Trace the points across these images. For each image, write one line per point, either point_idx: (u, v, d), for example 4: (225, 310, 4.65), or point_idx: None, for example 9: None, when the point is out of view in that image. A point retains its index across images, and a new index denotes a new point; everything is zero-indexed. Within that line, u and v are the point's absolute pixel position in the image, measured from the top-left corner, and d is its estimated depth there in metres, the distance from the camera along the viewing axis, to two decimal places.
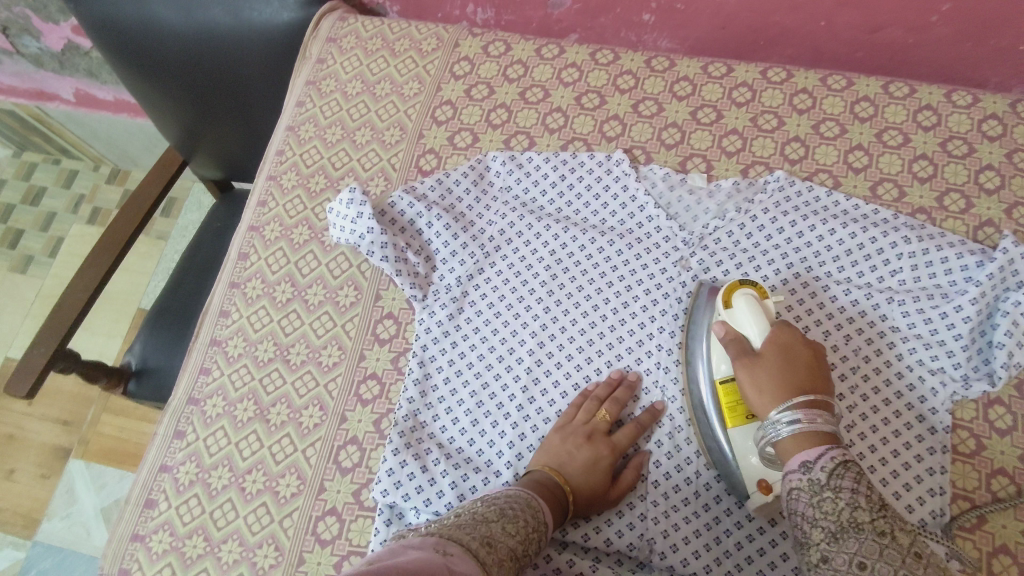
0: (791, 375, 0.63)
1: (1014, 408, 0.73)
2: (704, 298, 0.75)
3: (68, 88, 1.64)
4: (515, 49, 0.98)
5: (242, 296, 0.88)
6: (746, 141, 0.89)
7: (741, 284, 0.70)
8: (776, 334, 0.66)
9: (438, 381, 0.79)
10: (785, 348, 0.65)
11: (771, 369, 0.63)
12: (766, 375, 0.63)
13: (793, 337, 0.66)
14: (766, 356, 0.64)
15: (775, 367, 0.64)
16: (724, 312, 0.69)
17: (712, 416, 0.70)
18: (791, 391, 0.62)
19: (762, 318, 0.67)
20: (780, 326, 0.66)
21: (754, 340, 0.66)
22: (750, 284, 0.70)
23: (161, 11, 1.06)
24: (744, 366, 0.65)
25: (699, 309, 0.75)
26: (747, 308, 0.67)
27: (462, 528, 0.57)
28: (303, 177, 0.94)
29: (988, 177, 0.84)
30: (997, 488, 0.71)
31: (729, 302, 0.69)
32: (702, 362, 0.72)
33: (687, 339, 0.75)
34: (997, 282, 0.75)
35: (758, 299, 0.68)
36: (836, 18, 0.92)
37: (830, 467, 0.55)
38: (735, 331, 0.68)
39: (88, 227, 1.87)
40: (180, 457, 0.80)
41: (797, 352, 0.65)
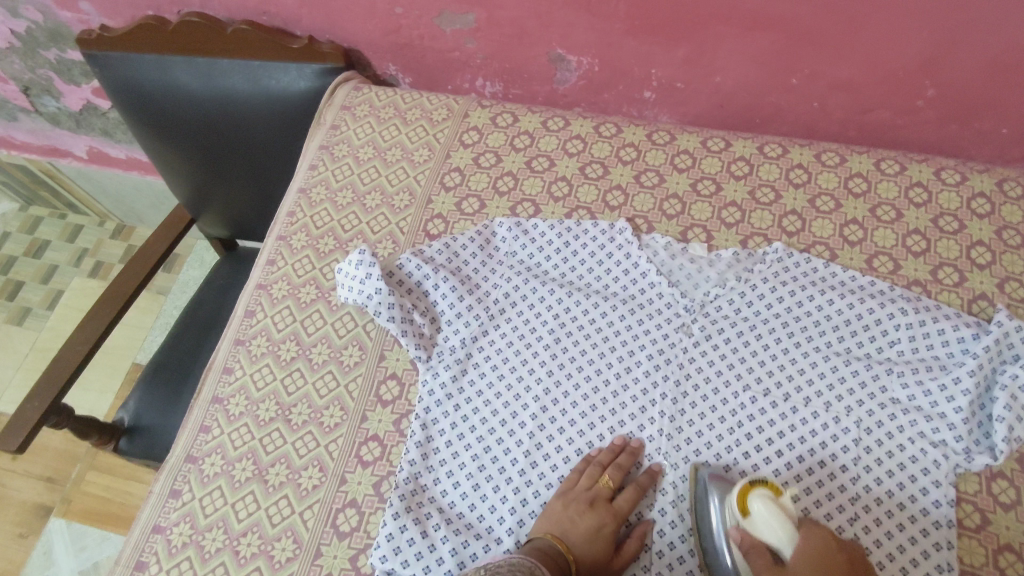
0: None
1: (1016, 481, 0.74)
2: (708, 484, 0.72)
3: (80, 146, 1.68)
4: (522, 120, 1.02)
5: (247, 353, 0.88)
6: (745, 214, 0.91)
7: (754, 485, 0.67)
8: (804, 542, 0.63)
9: (440, 445, 0.78)
10: (819, 560, 0.62)
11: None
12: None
13: (822, 541, 0.63)
14: (795, 570, 0.62)
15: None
16: (742, 520, 0.66)
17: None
18: None
19: (786, 524, 0.64)
20: (811, 538, 0.64)
21: (781, 552, 0.63)
22: (762, 483, 0.68)
23: (183, 76, 1.12)
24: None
25: (704, 497, 0.71)
26: (765, 512, 0.64)
27: None
28: (312, 238, 0.96)
29: (980, 253, 0.86)
30: (1005, 565, 0.70)
31: (745, 504, 0.66)
32: (720, 534, 0.68)
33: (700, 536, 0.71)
34: (992, 356, 0.77)
35: (774, 499, 0.65)
36: (829, 100, 0.97)
37: None
38: (754, 538, 0.65)
39: (89, 281, 1.88)
40: (174, 517, 0.79)
41: (832, 559, 0.62)
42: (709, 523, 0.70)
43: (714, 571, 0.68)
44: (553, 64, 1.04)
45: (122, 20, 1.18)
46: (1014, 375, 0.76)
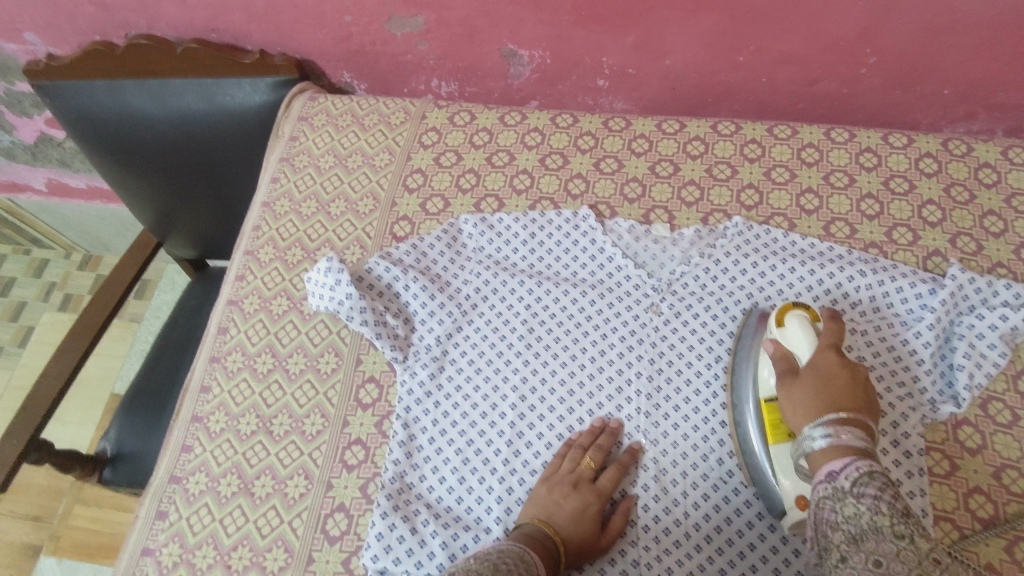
0: (827, 394, 0.66)
1: (980, 427, 0.76)
2: (753, 324, 0.79)
3: (39, 179, 1.65)
4: (479, 118, 1.03)
5: (223, 369, 0.88)
6: (704, 191, 0.94)
7: (794, 307, 0.74)
8: (817, 357, 0.69)
9: (422, 442, 0.79)
10: (823, 374, 0.67)
11: (808, 392, 0.66)
12: (801, 396, 0.67)
13: (835, 360, 0.68)
14: (805, 376, 0.68)
15: (809, 391, 0.66)
16: (776, 331, 0.74)
17: (750, 424, 0.73)
18: (827, 406, 0.65)
19: (811, 339, 0.70)
20: (826, 350, 0.69)
21: (801, 355, 0.70)
22: (804, 307, 0.74)
23: (137, 100, 1.12)
24: (785, 383, 0.69)
25: (748, 332, 0.79)
26: (797, 326, 0.72)
27: None
28: (280, 250, 0.96)
29: (931, 211, 0.89)
30: (976, 507, 0.73)
31: (781, 321, 0.73)
32: (748, 377, 0.75)
33: (732, 378, 0.77)
34: (949, 308, 0.80)
35: (809, 320, 0.72)
36: (776, 74, 0.99)
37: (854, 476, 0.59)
38: (783, 348, 0.72)
39: (59, 314, 1.86)
40: (163, 539, 0.79)
41: (839, 379, 0.67)
42: (744, 365, 0.76)
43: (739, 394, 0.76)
44: (505, 60, 1.05)
45: (70, 48, 1.17)
46: (970, 325, 0.79)
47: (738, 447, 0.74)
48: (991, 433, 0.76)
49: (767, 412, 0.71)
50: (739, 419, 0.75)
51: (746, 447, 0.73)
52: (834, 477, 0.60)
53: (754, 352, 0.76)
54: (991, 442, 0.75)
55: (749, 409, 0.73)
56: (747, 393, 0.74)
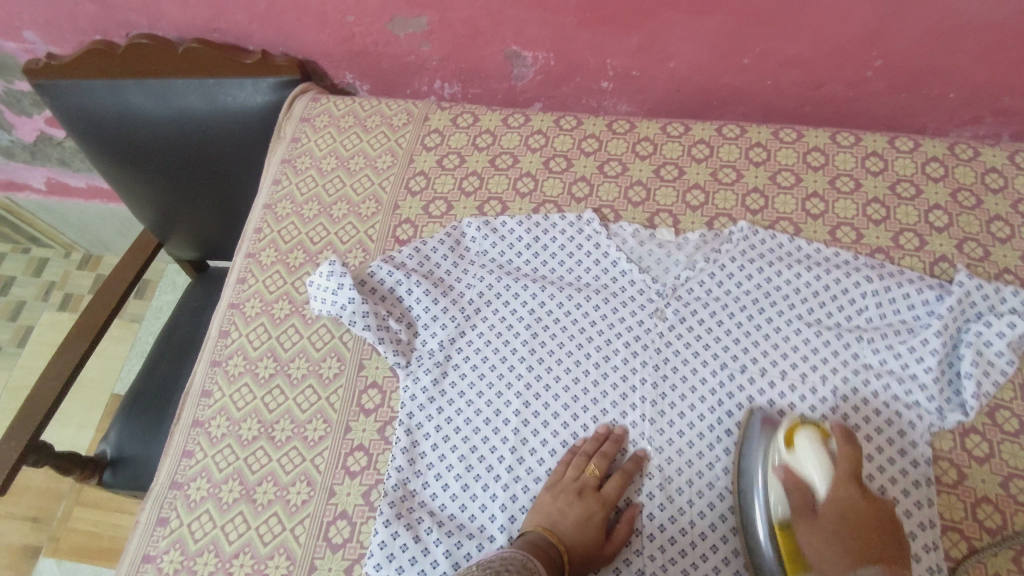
0: (851, 549, 0.60)
1: (988, 435, 0.76)
2: (757, 427, 0.74)
3: (39, 178, 1.64)
4: (483, 120, 1.02)
5: (224, 374, 0.88)
6: (709, 195, 0.93)
7: (803, 425, 0.69)
8: (834, 492, 0.63)
9: (425, 449, 0.79)
10: (845, 519, 0.62)
11: (830, 539, 0.61)
12: (823, 546, 0.61)
13: (852, 497, 0.63)
14: (824, 518, 0.62)
15: (830, 546, 0.61)
16: (787, 455, 0.69)
17: (757, 523, 0.68)
18: (858, 566, 0.59)
19: (824, 464, 0.65)
20: (845, 482, 0.64)
21: (817, 489, 0.65)
22: (812, 424, 0.69)
23: (137, 100, 1.11)
24: (804, 527, 0.63)
25: (752, 438, 0.73)
26: (810, 452, 0.66)
27: None
28: (282, 253, 0.96)
29: (938, 216, 0.89)
30: (984, 516, 0.72)
31: (792, 443, 0.69)
32: (757, 503, 0.69)
33: (737, 490, 0.72)
34: (956, 315, 0.79)
35: (821, 442, 0.67)
36: (782, 77, 0.98)
37: None
38: (797, 476, 0.66)
39: (59, 314, 1.85)
40: (163, 545, 0.78)
41: (861, 515, 0.62)
42: (751, 479, 0.71)
43: (750, 536, 0.69)
44: (509, 62, 1.04)
45: (69, 47, 1.15)
46: (978, 332, 0.79)
47: (746, 552, 0.69)
48: (998, 441, 0.75)
49: (783, 541, 0.66)
50: (749, 521, 0.69)
51: (757, 562, 0.68)
52: None
53: (761, 462, 0.70)
54: (998, 450, 0.75)
55: (758, 529, 0.68)
56: (755, 506, 0.69)
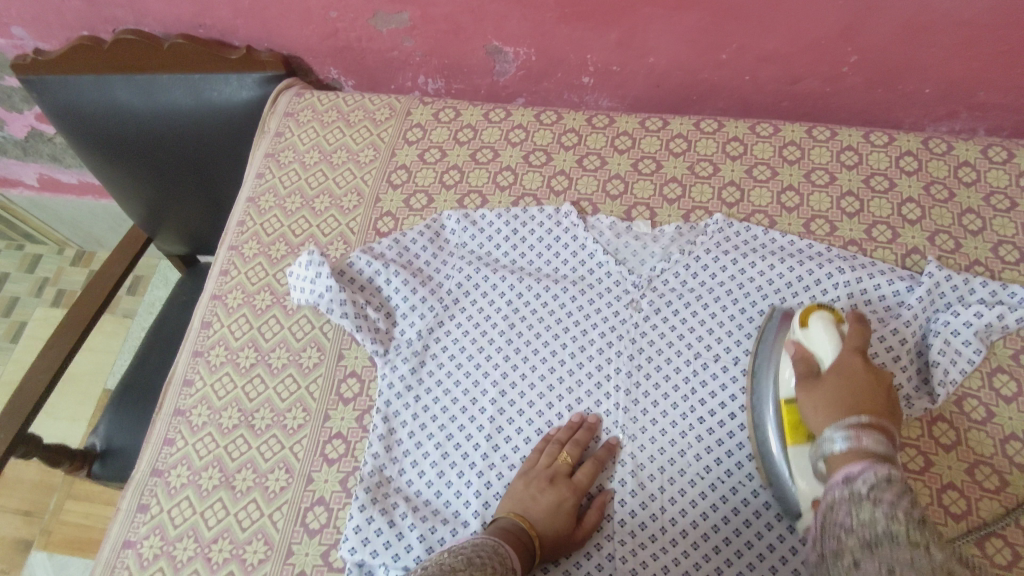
0: (848, 397, 0.64)
1: (955, 423, 0.77)
2: (775, 323, 0.78)
3: (30, 174, 1.66)
4: (464, 114, 1.03)
5: (206, 364, 0.89)
6: (686, 188, 0.94)
7: (819, 308, 0.73)
8: (840, 359, 0.67)
9: (402, 436, 0.80)
10: (846, 377, 0.66)
11: (832, 393, 0.65)
12: (821, 398, 0.65)
13: (859, 364, 0.67)
14: (825, 379, 0.66)
15: (831, 389, 0.65)
16: (801, 334, 0.72)
17: (767, 429, 0.72)
18: (846, 410, 0.63)
19: (836, 339, 0.69)
20: (851, 351, 0.68)
21: (824, 359, 0.69)
22: (828, 309, 0.73)
23: (124, 95, 1.12)
24: (805, 387, 0.67)
25: (768, 331, 0.78)
26: (822, 328, 0.70)
27: None
28: (264, 245, 0.97)
29: (910, 209, 0.90)
30: (949, 502, 0.73)
31: (807, 321, 0.72)
32: (768, 390, 0.73)
33: (753, 382, 0.76)
34: (926, 305, 0.81)
35: (834, 323, 0.71)
36: (759, 72, 0.99)
37: (873, 480, 0.54)
38: (807, 350, 0.71)
39: (52, 309, 1.86)
40: (144, 531, 0.79)
41: (859, 378, 0.66)
42: (765, 367, 0.75)
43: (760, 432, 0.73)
44: (491, 57, 1.06)
45: (58, 42, 1.17)
46: (947, 321, 0.80)
47: (760, 463, 0.73)
48: (965, 429, 0.77)
49: (788, 413, 0.70)
50: (759, 413, 0.74)
51: (764, 453, 0.72)
52: (850, 480, 0.56)
53: (773, 355, 0.75)
54: (965, 438, 0.76)
55: (767, 414, 0.73)
56: (766, 401, 0.73)
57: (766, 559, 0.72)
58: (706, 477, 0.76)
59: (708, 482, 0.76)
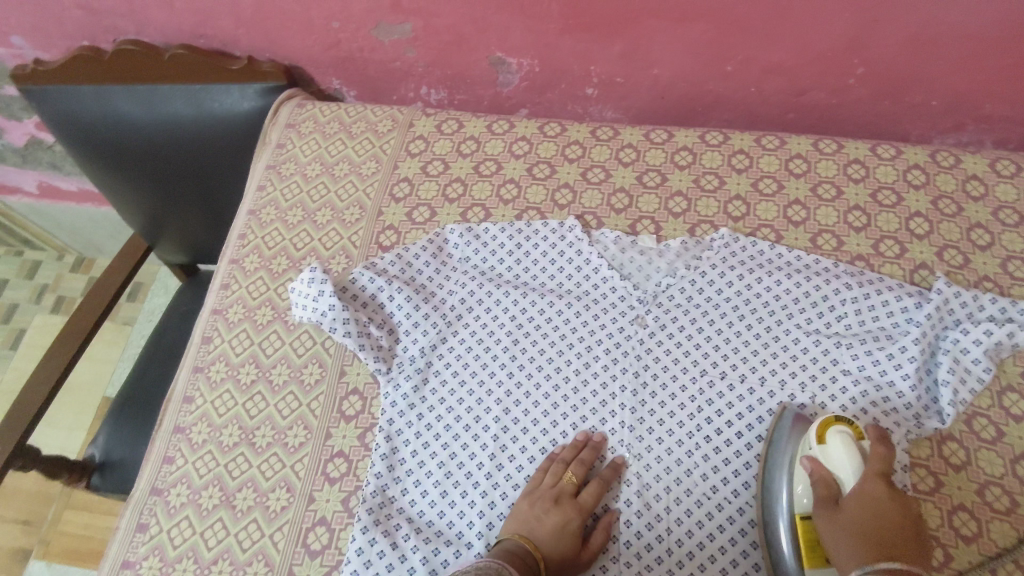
0: (872, 532, 0.62)
1: (964, 443, 0.76)
2: (787, 425, 0.74)
3: (30, 181, 1.65)
4: (467, 126, 1.03)
5: (206, 380, 0.88)
6: (691, 202, 0.93)
7: (837, 421, 0.70)
8: (860, 486, 0.65)
9: (405, 455, 0.79)
10: (872, 512, 0.63)
11: (854, 524, 0.63)
12: (845, 536, 0.63)
13: (881, 495, 0.64)
14: (847, 513, 0.64)
15: (856, 528, 0.63)
16: (817, 448, 0.69)
17: (778, 535, 0.69)
18: (875, 548, 0.61)
19: (857, 466, 0.66)
20: (872, 477, 0.65)
21: (845, 485, 0.66)
22: (846, 421, 0.70)
23: (124, 106, 1.11)
24: (825, 516, 0.65)
25: (779, 432, 0.74)
26: (841, 446, 0.68)
27: None
28: (265, 259, 0.96)
29: (918, 224, 0.89)
30: (959, 524, 0.72)
31: (823, 436, 0.69)
32: (780, 490, 0.70)
33: (763, 484, 0.72)
34: (935, 322, 0.80)
35: (853, 439, 0.68)
36: (765, 84, 0.99)
37: None
38: (823, 467, 0.68)
39: (52, 317, 1.85)
40: (143, 551, 0.78)
41: (886, 513, 0.63)
42: (775, 472, 0.72)
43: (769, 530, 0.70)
44: (493, 68, 1.05)
45: (57, 52, 1.16)
46: (955, 340, 0.79)
47: (765, 551, 0.70)
48: (975, 449, 0.76)
49: (803, 533, 0.67)
50: (770, 527, 0.70)
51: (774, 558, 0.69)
52: None
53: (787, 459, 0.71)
54: (974, 458, 0.75)
55: (778, 528, 0.69)
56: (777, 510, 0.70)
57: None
58: (712, 497, 0.75)
59: (715, 503, 0.74)
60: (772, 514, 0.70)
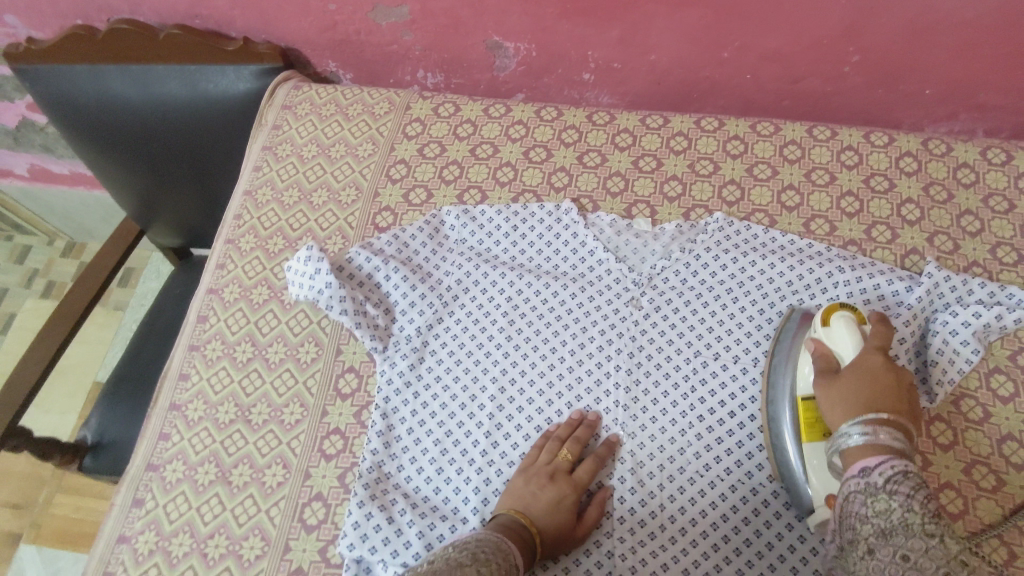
0: (865, 391, 0.65)
1: (953, 423, 0.77)
2: (795, 322, 0.79)
3: (22, 164, 1.64)
4: (464, 109, 1.03)
5: (202, 358, 0.88)
6: (686, 186, 0.94)
7: (839, 307, 0.74)
8: (861, 359, 0.68)
9: (401, 432, 0.80)
10: (869, 378, 0.66)
11: (852, 389, 0.66)
12: (839, 394, 0.66)
13: (879, 366, 0.67)
14: (844, 378, 0.67)
15: (848, 389, 0.66)
16: (821, 330, 0.74)
17: (784, 431, 0.73)
18: (864, 406, 0.64)
19: (856, 340, 0.70)
20: (871, 351, 0.69)
21: (845, 358, 0.70)
22: (849, 308, 0.74)
23: (119, 86, 1.11)
24: (824, 383, 0.68)
25: (789, 331, 0.79)
26: (843, 329, 0.72)
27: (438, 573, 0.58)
28: (261, 239, 0.96)
29: (910, 210, 0.90)
30: (947, 502, 0.73)
31: (826, 321, 0.73)
32: (784, 379, 0.75)
33: (769, 381, 0.77)
34: (925, 304, 0.81)
35: (856, 323, 0.72)
36: (760, 71, 0.99)
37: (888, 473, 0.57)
38: (826, 349, 0.72)
39: (42, 301, 1.84)
40: (139, 526, 0.78)
41: (881, 378, 0.66)
42: (780, 366, 0.76)
43: (775, 428, 0.74)
44: (491, 52, 1.05)
45: (51, 31, 1.15)
46: (946, 322, 0.81)
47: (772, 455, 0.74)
48: (963, 429, 0.77)
49: (804, 411, 0.71)
50: (776, 415, 0.74)
51: (777, 443, 0.73)
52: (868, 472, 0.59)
53: (790, 351, 0.76)
54: (962, 438, 0.76)
55: (785, 427, 0.73)
56: (782, 396, 0.74)
57: (764, 558, 0.72)
58: (705, 475, 0.76)
59: (708, 480, 0.75)
60: (778, 401, 0.74)
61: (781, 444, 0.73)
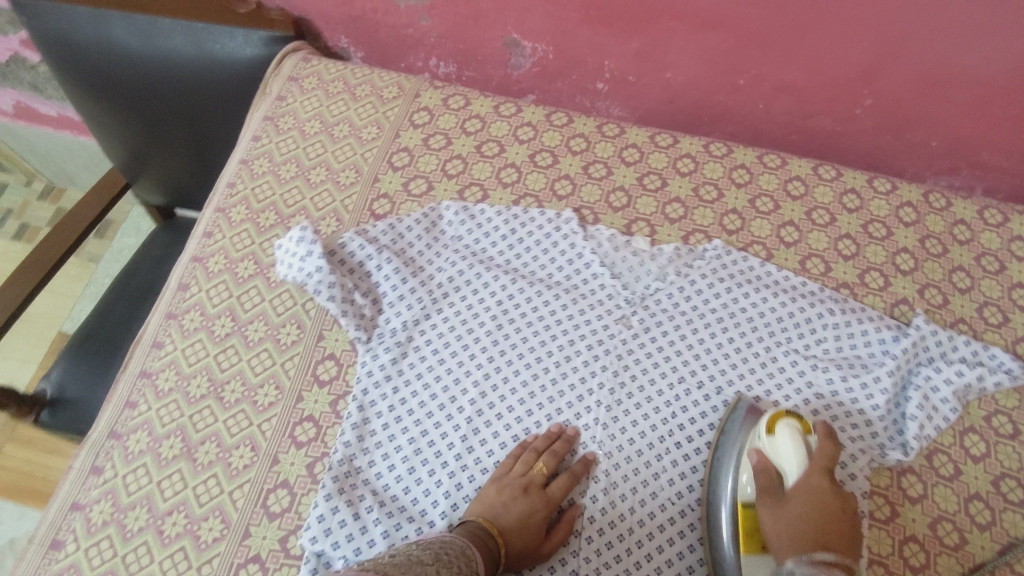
0: (808, 529, 0.63)
1: (924, 477, 0.78)
2: (741, 414, 0.76)
3: (6, 100, 1.58)
4: (474, 104, 1.01)
5: (178, 327, 0.86)
6: (688, 210, 0.93)
7: (785, 415, 0.71)
8: (805, 481, 0.66)
9: (376, 427, 0.78)
10: (816, 507, 0.64)
11: (796, 520, 0.63)
12: (786, 527, 0.63)
13: (823, 488, 0.65)
14: (790, 508, 0.64)
15: (794, 520, 0.63)
16: (765, 440, 0.70)
17: (721, 529, 0.69)
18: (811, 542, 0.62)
19: (801, 456, 0.67)
20: (818, 474, 0.66)
21: (788, 478, 0.67)
22: (794, 415, 0.71)
23: (120, 33, 1.05)
24: (768, 507, 0.65)
25: (733, 423, 0.75)
26: (789, 440, 0.68)
27: (398, 567, 0.55)
28: (253, 212, 0.94)
29: (904, 259, 0.91)
30: (909, 554, 0.74)
31: (773, 428, 0.70)
32: (726, 476, 0.71)
33: (711, 473, 0.74)
34: (909, 357, 0.82)
35: (801, 433, 0.69)
36: (773, 103, 0.99)
37: None
38: (770, 461, 0.69)
39: (13, 244, 1.78)
40: (95, 495, 0.76)
41: (825, 507, 0.64)
42: (723, 463, 0.73)
43: (712, 533, 0.70)
44: (507, 49, 1.04)
45: None
46: (927, 376, 0.82)
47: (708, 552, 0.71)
48: (932, 484, 0.77)
49: (744, 519, 0.67)
50: (713, 512, 0.71)
51: (714, 543, 0.69)
52: None
53: (736, 446, 0.73)
54: (930, 492, 0.77)
55: (722, 531, 0.69)
56: (723, 499, 0.70)
57: None
58: (677, 503, 0.75)
59: (679, 508, 0.75)
60: (718, 504, 0.70)
61: (719, 541, 0.69)
